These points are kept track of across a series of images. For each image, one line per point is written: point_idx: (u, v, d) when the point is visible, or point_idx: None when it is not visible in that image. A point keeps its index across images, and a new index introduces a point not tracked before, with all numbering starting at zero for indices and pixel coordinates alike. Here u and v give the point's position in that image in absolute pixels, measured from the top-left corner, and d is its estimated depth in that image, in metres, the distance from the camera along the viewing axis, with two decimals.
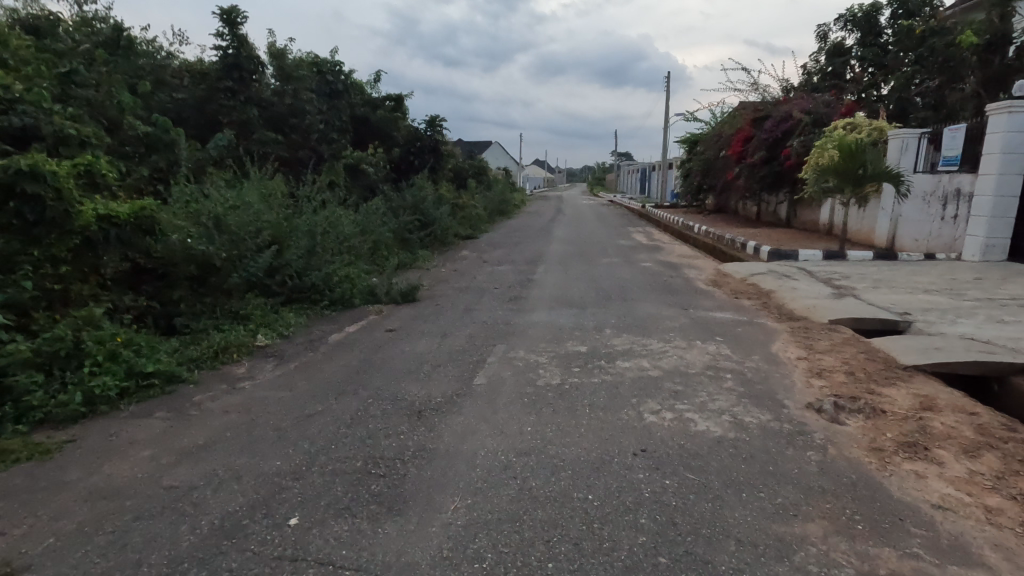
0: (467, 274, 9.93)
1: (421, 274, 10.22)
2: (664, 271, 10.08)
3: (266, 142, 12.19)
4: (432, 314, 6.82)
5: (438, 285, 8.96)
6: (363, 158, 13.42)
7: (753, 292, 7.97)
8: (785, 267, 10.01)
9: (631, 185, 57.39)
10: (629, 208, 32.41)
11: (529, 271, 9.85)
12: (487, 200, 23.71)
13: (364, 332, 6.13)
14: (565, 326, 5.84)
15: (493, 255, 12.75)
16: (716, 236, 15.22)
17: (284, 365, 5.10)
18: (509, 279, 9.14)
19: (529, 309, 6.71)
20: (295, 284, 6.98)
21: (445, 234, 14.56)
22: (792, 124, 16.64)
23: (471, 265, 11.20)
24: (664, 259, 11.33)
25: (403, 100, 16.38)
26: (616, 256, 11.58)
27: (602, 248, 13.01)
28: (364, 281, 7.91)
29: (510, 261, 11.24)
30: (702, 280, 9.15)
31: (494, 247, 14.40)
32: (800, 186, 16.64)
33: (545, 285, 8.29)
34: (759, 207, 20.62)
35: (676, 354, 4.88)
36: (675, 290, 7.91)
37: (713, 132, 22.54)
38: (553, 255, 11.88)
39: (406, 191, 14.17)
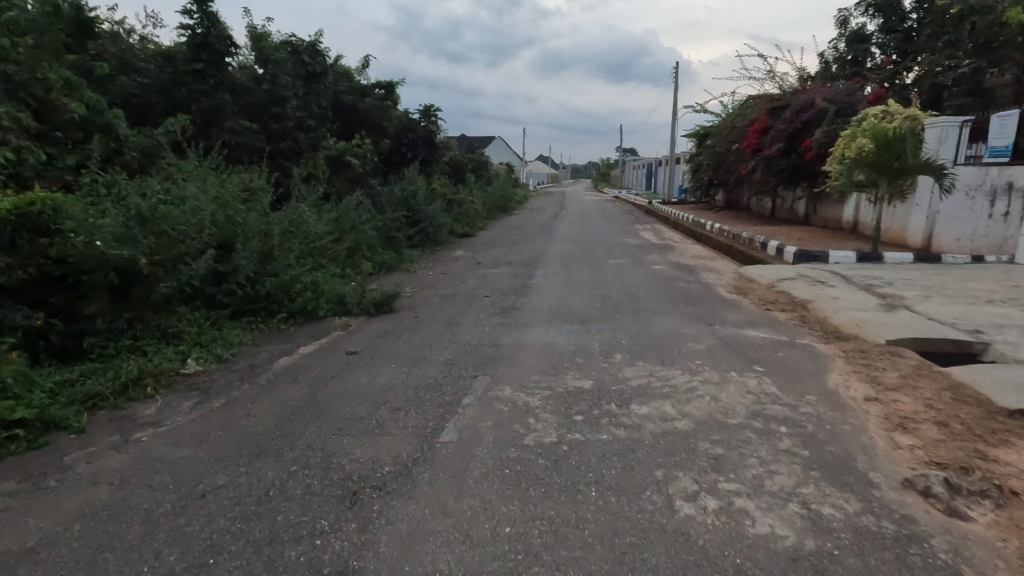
0: (456, 278, 8.83)
1: (404, 278, 9.13)
2: (679, 274, 8.96)
3: (240, 131, 11.13)
4: (408, 330, 5.73)
5: (422, 292, 7.87)
6: (348, 150, 12.32)
7: (785, 302, 6.84)
8: (816, 271, 8.86)
9: (637, 181, 56.08)
10: (635, 204, 31.22)
11: (527, 275, 8.74)
12: (487, 195, 22.61)
13: (322, 354, 5.05)
14: (565, 349, 4.73)
15: (489, 255, 11.68)
16: (731, 234, 14.06)
17: (206, 404, 4.02)
18: (503, 284, 8.04)
19: (523, 325, 5.62)
20: (245, 293, 5.90)
21: (438, 232, 13.47)
22: (814, 114, 15.43)
23: (463, 267, 10.10)
24: (678, 261, 10.20)
25: (394, 88, 15.26)
26: (624, 258, 10.46)
27: (609, 248, 11.89)
28: (333, 288, 6.82)
29: (506, 263, 10.15)
30: (724, 286, 8.02)
31: (491, 246, 13.32)
32: (821, 181, 15.43)
33: (544, 293, 7.19)
34: (774, 203, 19.44)
35: (707, 393, 3.77)
36: (695, 300, 6.79)
37: (725, 123, 21.30)
38: (555, 255, 10.78)
39: (395, 186, 13.08)
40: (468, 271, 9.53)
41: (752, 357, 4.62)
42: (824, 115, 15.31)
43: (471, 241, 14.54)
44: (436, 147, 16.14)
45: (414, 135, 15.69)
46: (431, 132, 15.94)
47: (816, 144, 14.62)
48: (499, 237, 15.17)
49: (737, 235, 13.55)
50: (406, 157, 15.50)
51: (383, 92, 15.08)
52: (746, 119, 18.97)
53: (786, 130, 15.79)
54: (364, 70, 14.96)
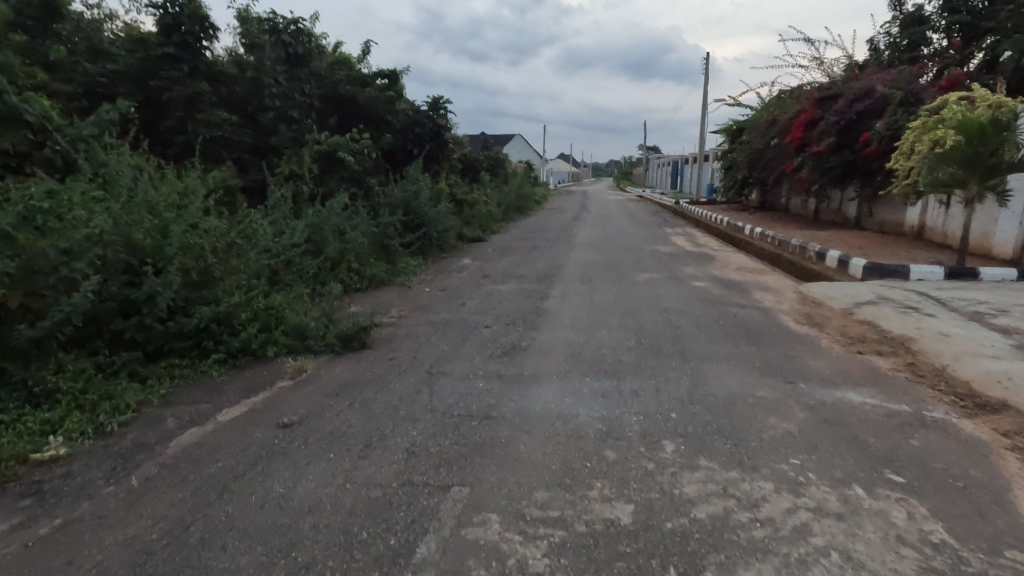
0: (456, 297, 7.38)
1: (394, 297, 7.67)
2: (727, 293, 7.36)
3: (218, 123, 9.83)
4: (375, 382, 4.26)
5: (409, 318, 6.39)
6: (342, 145, 10.96)
7: (878, 342, 5.20)
8: (900, 292, 7.15)
9: (662, 180, 53.89)
10: (662, 204, 29.41)
11: (541, 294, 7.25)
12: (502, 196, 21.15)
13: (245, 424, 3.59)
14: (587, 433, 3.20)
15: (499, 265, 10.20)
16: (777, 240, 12.34)
17: (30, 527, 2.59)
18: (510, 308, 6.56)
19: (529, 379, 4.10)
20: (166, 329, 4.51)
21: (444, 238, 12.04)
22: (873, 103, 13.64)
23: (467, 281, 8.62)
24: (724, 276, 8.56)
25: (398, 77, 13.86)
26: (657, 271, 8.86)
27: (638, 258, 10.31)
28: (292, 316, 5.41)
29: (518, 277, 8.64)
30: (787, 311, 6.39)
31: (503, 254, 11.82)
32: (879, 179, 13.58)
33: (561, 322, 5.68)
34: (818, 204, 17.56)
35: (834, 548, 2.22)
36: (755, 335, 5.23)
37: (763, 116, 19.44)
38: (575, 268, 9.25)
39: (396, 186, 11.68)
40: (471, 288, 8.03)
41: (875, 451, 3.02)
42: (885, 105, 13.51)
43: (481, 247, 13.07)
44: (446, 144, 14.73)
45: (421, 130, 14.28)
46: (439, 126, 14.50)
47: (876, 137, 12.84)
48: (512, 243, 13.66)
49: (785, 243, 11.83)
50: (412, 154, 14.10)
51: (387, 82, 13.67)
52: (789, 111, 17.12)
53: (839, 122, 14.01)
54: (366, 59, 13.59)
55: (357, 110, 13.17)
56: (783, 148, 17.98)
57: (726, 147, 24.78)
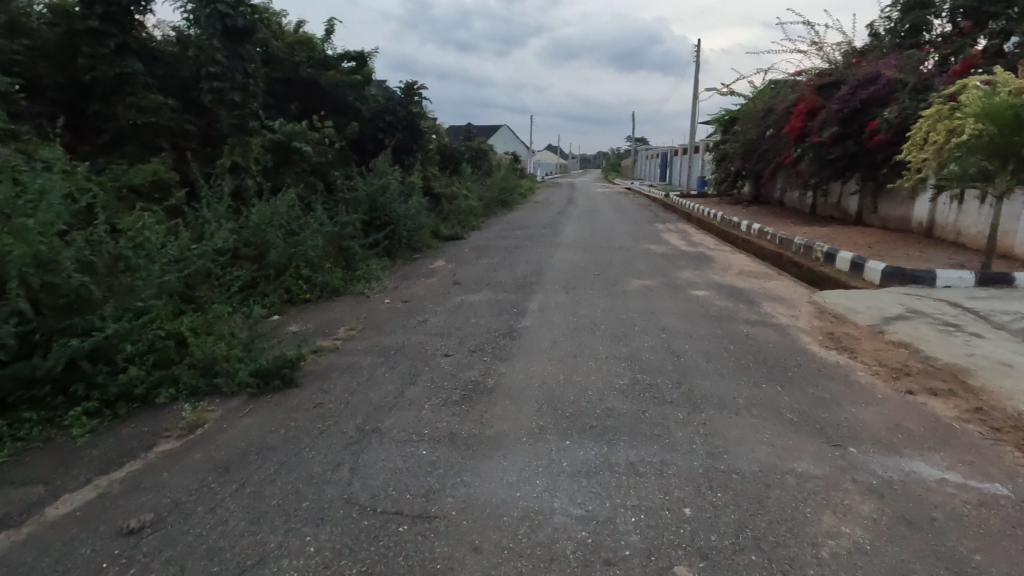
0: (418, 311, 6.34)
1: (348, 310, 6.61)
2: (733, 304, 6.38)
3: (154, 108, 8.63)
4: (287, 445, 3.20)
5: (357, 340, 5.33)
6: (299, 134, 9.81)
7: (925, 373, 4.25)
8: (931, 303, 6.21)
9: (650, 173, 52.97)
10: (650, 198, 28.49)
11: (517, 306, 6.23)
12: (484, 189, 20.05)
13: (79, 527, 2.51)
14: (564, 552, 2.19)
15: (474, 269, 9.17)
16: (778, 238, 11.43)
17: None
18: (478, 326, 5.52)
19: (490, 443, 3.07)
20: (9, 373, 3.40)
21: (415, 237, 10.96)
22: (878, 90, 12.83)
23: (435, 290, 7.57)
24: (726, 282, 7.60)
25: (367, 60, 12.66)
26: (651, 276, 7.88)
27: (628, 260, 9.34)
28: (199, 346, 4.29)
29: (493, 283, 7.61)
30: (805, 329, 5.44)
31: (480, 254, 10.78)
32: (885, 172, 12.70)
33: (538, 349, 4.66)
34: (814, 198, 16.70)
35: None
36: (775, 366, 4.26)
37: (758, 106, 18.48)
38: (558, 272, 8.23)
39: (362, 179, 10.58)
40: (440, 298, 6.97)
41: None
42: (892, 91, 12.72)
43: (458, 246, 12.01)
44: (421, 133, 13.60)
45: (392, 118, 13.13)
46: (413, 114, 13.34)
47: (884, 126, 11.96)
48: (491, 241, 12.62)
49: (787, 242, 10.91)
50: (382, 144, 12.95)
51: (354, 65, 12.48)
52: (786, 100, 16.18)
53: (843, 110, 13.13)
54: (330, 39, 12.38)
55: (321, 95, 11.99)
56: (779, 139, 17.09)
57: (718, 139, 23.88)
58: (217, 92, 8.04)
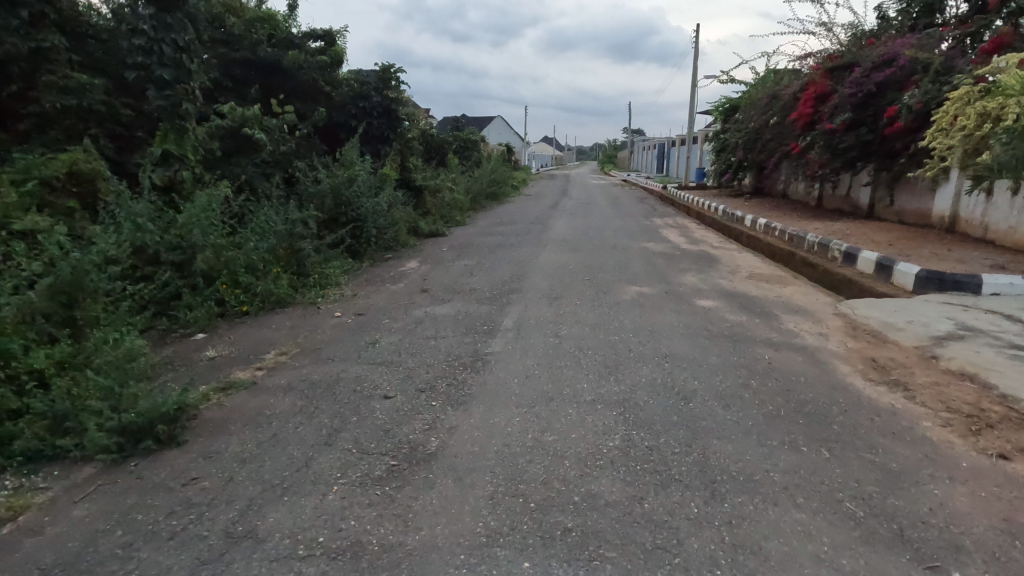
0: (372, 327, 5.30)
1: (288, 326, 5.54)
2: (747, 316, 5.38)
3: (78, 89, 7.50)
4: (113, 562, 2.18)
5: (283, 371, 4.26)
6: (252, 119, 8.68)
7: (1009, 422, 3.24)
8: (983, 316, 5.20)
9: (648, 164, 51.77)
10: (648, 189, 27.41)
11: (491, 321, 5.20)
12: (474, 182, 18.97)
13: None
14: None
15: (449, 272, 8.12)
16: (787, 234, 10.42)
17: None
18: (438, 350, 4.49)
19: (412, 565, 2.05)
20: None
21: (387, 235, 9.89)
22: (896, 72, 11.81)
23: (397, 299, 6.50)
24: (736, 288, 6.56)
25: (336, 40, 11.53)
26: (649, 281, 6.88)
27: (623, 260, 8.32)
28: (46, 393, 3.27)
29: (465, 291, 6.57)
30: (841, 352, 4.40)
31: (459, 254, 9.71)
32: (902, 162, 11.67)
33: (506, 386, 3.63)
34: (822, 190, 15.66)
35: None
36: (814, 414, 3.23)
37: (762, 92, 17.41)
38: (543, 275, 7.21)
39: (327, 171, 9.49)
40: (400, 310, 5.90)
41: None
42: (912, 74, 11.71)
43: (436, 244, 10.94)
44: (398, 120, 12.47)
45: (364, 104, 11.99)
46: (389, 100, 12.21)
47: (905, 112, 10.92)
48: (474, 238, 11.54)
49: (799, 239, 9.88)
50: (354, 132, 11.82)
51: (322, 44, 11.32)
52: (792, 85, 15.13)
53: (856, 94, 12.10)
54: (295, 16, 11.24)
55: (284, 77, 10.86)
56: (784, 127, 16.02)
57: (718, 128, 22.78)
58: (144, 68, 6.86)
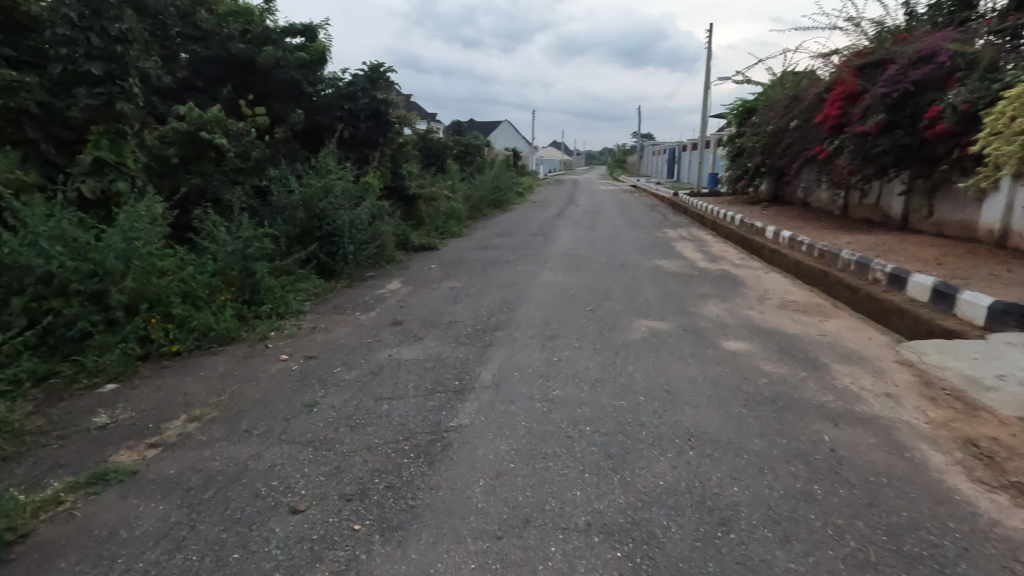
0: (322, 377, 4.29)
1: (219, 372, 4.53)
2: (788, 365, 4.30)
3: None
4: None
5: (181, 451, 3.23)
6: (213, 123, 7.72)
7: None
8: None
9: (658, 170, 50.63)
10: (659, 196, 26.29)
11: (468, 372, 4.16)
12: (475, 188, 18.01)
13: None
14: None
15: (432, 295, 7.09)
16: (818, 250, 9.30)
17: None
18: (392, 417, 3.46)
19: None
20: None
21: (368, 250, 8.90)
22: (936, 69, 10.68)
23: (361, 334, 5.47)
24: (770, 322, 5.45)
25: (318, 36, 10.61)
26: (663, 311, 5.81)
27: (632, 282, 7.25)
28: None
29: (443, 325, 5.53)
30: (925, 428, 3.30)
31: (447, 272, 8.69)
32: (943, 168, 10.50)
33: (471, 491, 2.60)
34: (849, 199, 14.47)
35: None
36: (919, 564, 2.14)
37: (782, 94, 16.30)
38: (538, 303, 6.16)
39: (300, 181, 8.52)
40: (360, 352, 4.86)
41: None
42: (954, 70, 10.57)
43: (425, 260, 9.93)
44: (388, 123, 11.49)
45: (350, 106, 11.00)
46: (378, 101, 11.23)
47: (949, 112, 9.87)
48: (468, 253, 10.50)
49: (832, 257, 8.74)
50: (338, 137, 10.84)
51: (302, 40, 10.36)
52: (816, 86, 14.01)
53: (891, 94, 11.00)
54: (274, 10, 10.33)
55: (262, 79, 10.08)
56: (808, 130, 14.87)
57: (732, 132, 21.61)
58: (71, 61, 5.88)
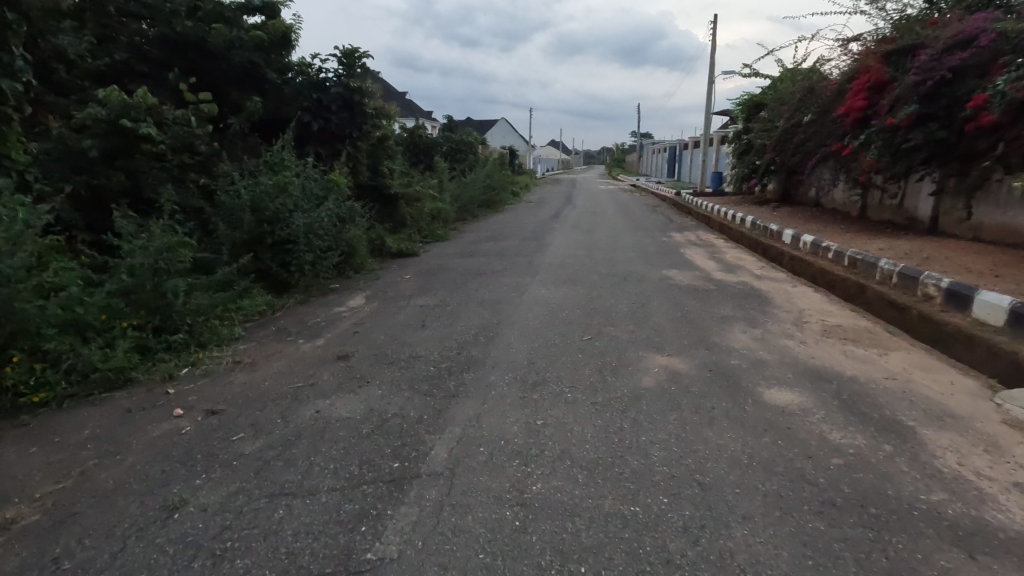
0: (218, 446, 3.10)
1: (82, 435, 3.32)
2: (861, 430, 3.11)
3: None
4: None
5: None
6: (141, 109, 6.50)
7: None
8: None
9: (658, 168, 49.56)
10: (661, 196, 25.13)
11: (416, 444, 2.99)
12: (466, 188, 16.85)
13: None
14: None
15: (397, 315, 5.89)
16: (849, 259, 8.12)
17: None
18: (286, 534, 2.28)
19: None
20: None
21: (330, 259, 7.69)
22: (977, 54, 9.50)
23: (293, 373, 4.27)
24: (816, 359, 4.25)
25: (280, 14, 9.38)
26: (679, 341, 4.62)
27: (639, 299, 6.06)
28: None
29: (399, 362, 4.34)
30: None
31: (420, 284, 7.47)
32: (985, 164, 9.31)
33: None
34: (869, 199, 13.28)
35: None
36: None
37: (796, 87, 15.13)
38: (522, 329, 4.97)
39: (250, 179, 7.32)
40: (281, 405, 3.65)
41: None
42: (998, 55, 9.39)
43: (400, 269, 8.72)
44: (362, 115, 10.29)
45: (318, 95, 9.84)
46: (351, 90, 10.03)
47: (996, 101, 8.67)
48: (450, 260, 9.29)
49: (868, 267, 7.55)
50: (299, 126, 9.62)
51: (260, 19, 9.13)
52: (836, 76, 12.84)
53: (926, 82, 9.84)
54: None
55: (216, 63, 8.88)
56: (825, 125, 13.69)
57: (739, 128, 20.41)
58: None
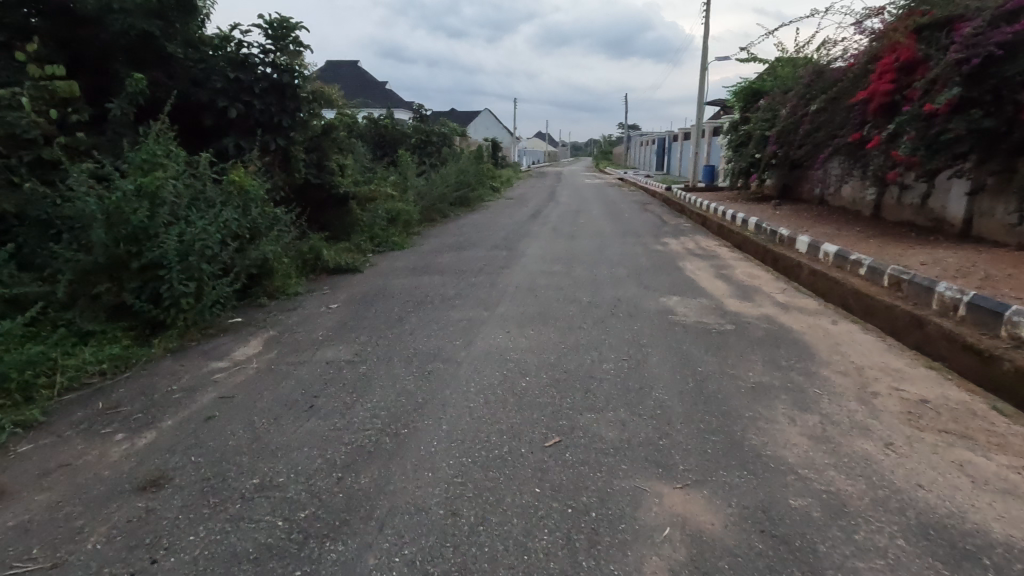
0: None
1: None
2: None
3: None
4: None
5: None
6: None
7: None
8: None
9: (646, 160, 47.91)
10: (650, 190, 23.47)
11: None
12: (435, 184, 15.03)
13: None
14: None
15: (288, 378, 4.14)
16: (890, 279, 6.48)
17: None
18: None
19: None
20: None
21: (228, 287, 5.87)
22: None
23: (45, 528, 2.48)
24: (925, 493, 2.57)
25: None
26: (694, 448, 2.91)
27: (630, 350, 4.36)
28: None
29: (233, 503, 2.57)
30: None
31: (342, 319, 5.70)
32: None
33: None
34: (885, 198, 11.70)
35: None
36: None
37: (803, 71, 13.52)
38: (453, 419, 3.23)
39: (114, 181, 5.46)
40: None
41: None
42: None
43: (329, 293, 6.94)
44: (293, 100, 8.44)
45: (236, 75, 8.00)
46: (277, 68, 8.18)
47: None
48: (395, 279, 7.52)
49: (919, 292, 5.92)
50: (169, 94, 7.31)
51: None
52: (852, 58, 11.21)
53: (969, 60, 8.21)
54: None
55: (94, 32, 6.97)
56: (836, 113, 12.06)
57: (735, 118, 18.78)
58: None
